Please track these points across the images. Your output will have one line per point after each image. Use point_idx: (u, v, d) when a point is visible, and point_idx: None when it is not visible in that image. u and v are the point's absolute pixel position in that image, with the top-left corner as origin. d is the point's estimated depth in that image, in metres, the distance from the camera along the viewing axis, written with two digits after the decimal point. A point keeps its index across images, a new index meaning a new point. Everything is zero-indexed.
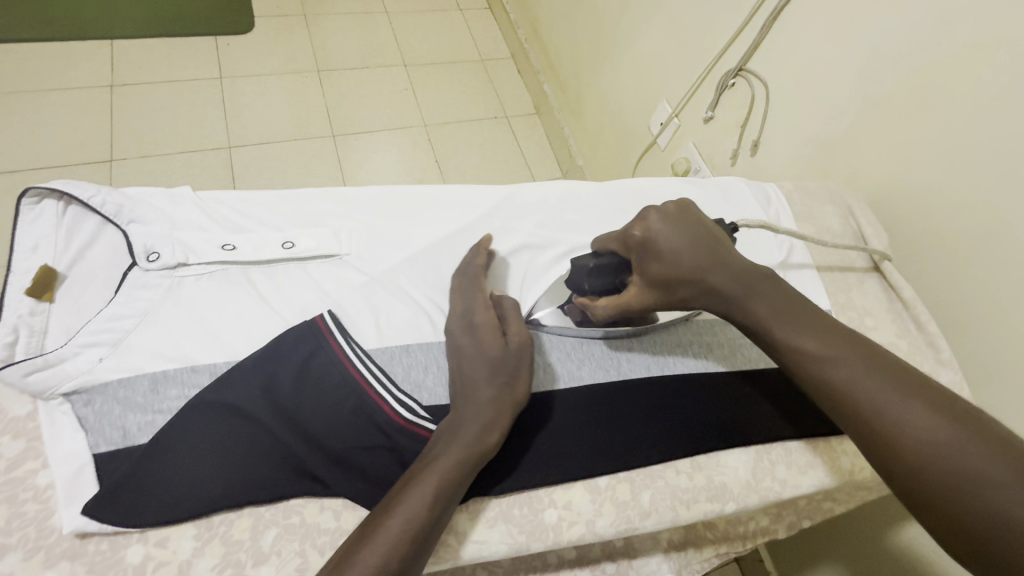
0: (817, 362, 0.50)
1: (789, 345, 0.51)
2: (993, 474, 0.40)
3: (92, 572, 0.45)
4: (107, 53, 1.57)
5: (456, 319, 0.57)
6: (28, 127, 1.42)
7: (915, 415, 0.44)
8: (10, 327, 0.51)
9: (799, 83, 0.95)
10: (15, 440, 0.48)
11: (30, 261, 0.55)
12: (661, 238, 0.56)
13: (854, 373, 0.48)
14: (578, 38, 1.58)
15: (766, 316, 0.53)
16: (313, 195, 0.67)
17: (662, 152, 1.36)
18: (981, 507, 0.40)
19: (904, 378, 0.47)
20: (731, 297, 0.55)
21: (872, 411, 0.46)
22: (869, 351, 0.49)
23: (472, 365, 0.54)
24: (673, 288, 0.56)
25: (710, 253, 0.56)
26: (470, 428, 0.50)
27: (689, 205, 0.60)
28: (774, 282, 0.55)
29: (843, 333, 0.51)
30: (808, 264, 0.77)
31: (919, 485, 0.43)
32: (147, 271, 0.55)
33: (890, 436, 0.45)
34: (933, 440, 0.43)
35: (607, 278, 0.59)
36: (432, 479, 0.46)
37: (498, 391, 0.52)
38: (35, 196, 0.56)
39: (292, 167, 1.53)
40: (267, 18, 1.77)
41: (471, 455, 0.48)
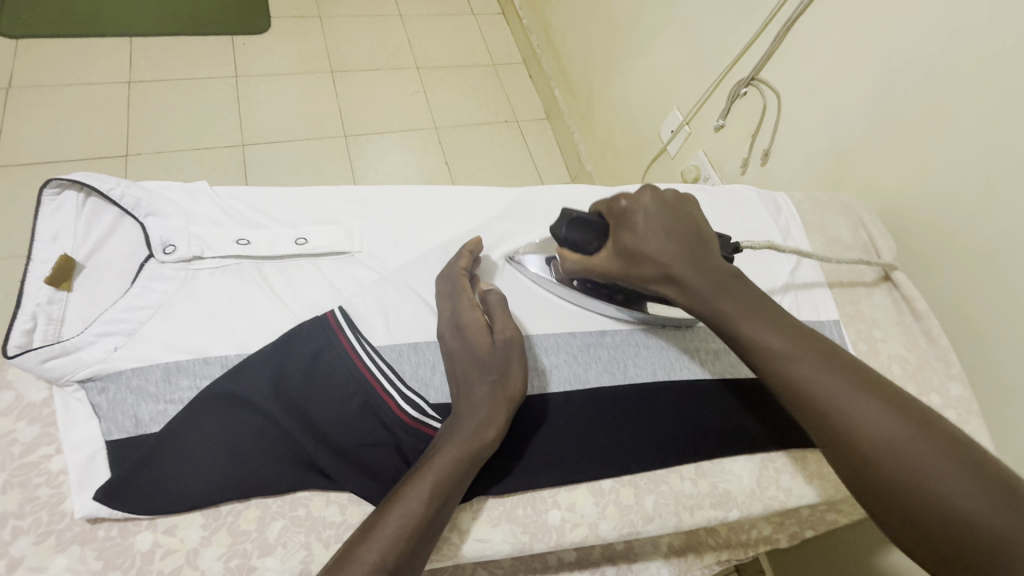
0: (780, 361, 0.50)
1: (752, 341, 0.51)
2: (948, 472, 0.42)
3: (102, 558, 0.45)
4: (125, 50, 1.59)
5: (446, 318, 0.57)
6: (45, 121, 1.44)
7: (878, 415, 0.46)
8: (29, 315, 0.52)
9: (812, 94, 0.95)
10: (31, 425, 0.49)
11: (49, 251, 0.56)
12: (640, 216, 0.56)
13: (814, 372, 0.49)
14: (590, 45, 1.59)
15: (730, 311, 0.53)
16: (326, 192, 0.67)
17: (671, 159, 1.37)
18: (936, 504, 0.42)
19: (862, 376, 0.48)
20: (699, 293, 0.54)
21: (835, 411, 0.47)
22: (829, 351, 0.50)
23: (464, 367, 0.54)
24: (639, 263, 0.56)
25: (684, 244, 0.56)
26: (464, 426, 0.50)
27: (682, 197, 0.59)
28: (741, 279, 0.55)
29: (804, 331, 0.52)
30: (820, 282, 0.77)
31: (880, 483, 0.44)
32: (163, 264, 0.56)
33: (851, 433, 0.46)
34: (894, 439, 0.44)
35: (584, 233, 0.60)
36: (428, 477, 0.46)
37: (493, 389, 0.52)
38: (57, 187, 0.58)
39: (303, 166, 1.55)
40: (282, 19, 1.79)
41: (467, 453, 0.48)
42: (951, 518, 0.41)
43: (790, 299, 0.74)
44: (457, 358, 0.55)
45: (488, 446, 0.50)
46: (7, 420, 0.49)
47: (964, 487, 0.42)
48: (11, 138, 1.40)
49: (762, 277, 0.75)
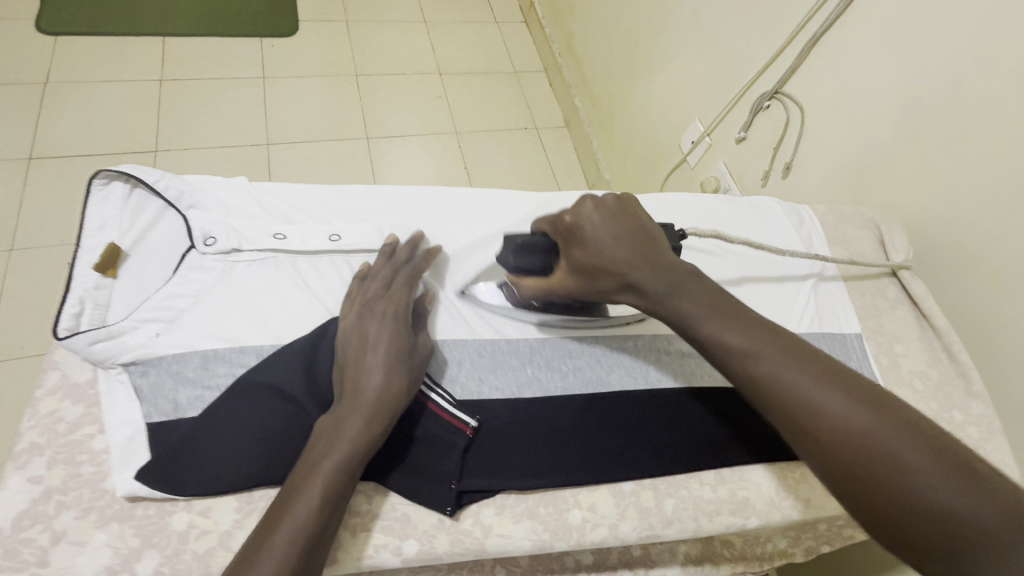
0: (741, 357, 0.48)
1: (713, 339, 0.50)
2: (916, 463, 0.42)
3: (139, 536, 0.47)
4: (158, 48, 1.64)
5: (365, 313, 0.54)
6: (81, 116, 1.49)
7: (841, 407, 0.45)
8: (77, 299, 0.54)
9: (836, 108, 0.95)
10: (76, 404, 0.51)
11: (97, 239, 0.58)
12: (587, 228, 0.55)
13: (780, 366, 0.47)
14: (612, 55, 1.61)
15: (692, 311, 0.51)
16: (359, 191, 0.69)
17: (691, 170, 1.37)
18: (905, 495, 0.42)
19: (830, 369, 0.48)
20: (654, 292, 0.52)
21: (802, 408, 0.46)
22: (795, 347, 0.49)
23: (371, 355, 0.51)
24: (597, 279, 0.55)
25: (635, 247, 0.54)
26: (356, 415, 0.48)
27: (625, 200, 0.58)
28: (697, 276, 0.54)
29: (768, 326, 0.50)
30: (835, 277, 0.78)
31: (853, 480, 0.44)
32: (204, 255, 0.58)
33: (819, 429, 0.45)
34: (861, 433, 0.44)
35: (536, 259, 0.59)
36: (324, 465, 0.45)
37: (395, 378, 0.50)
38: (104, 178, 0.59)
39: (325, 168, 1.58)
40: (310, 22, 1.84)
41: (359, 443, 0.47)
42: (924, 510, 0.41)
43: (812, 311, 0.74)
44: (365, 343, 0.52)
45: (377, 439, 0.48)
46: (54, 399, 0.51)
47: (935, 477, 0.42)
48: (47, 132, 1.45)
49: (783, 288, 0.76)
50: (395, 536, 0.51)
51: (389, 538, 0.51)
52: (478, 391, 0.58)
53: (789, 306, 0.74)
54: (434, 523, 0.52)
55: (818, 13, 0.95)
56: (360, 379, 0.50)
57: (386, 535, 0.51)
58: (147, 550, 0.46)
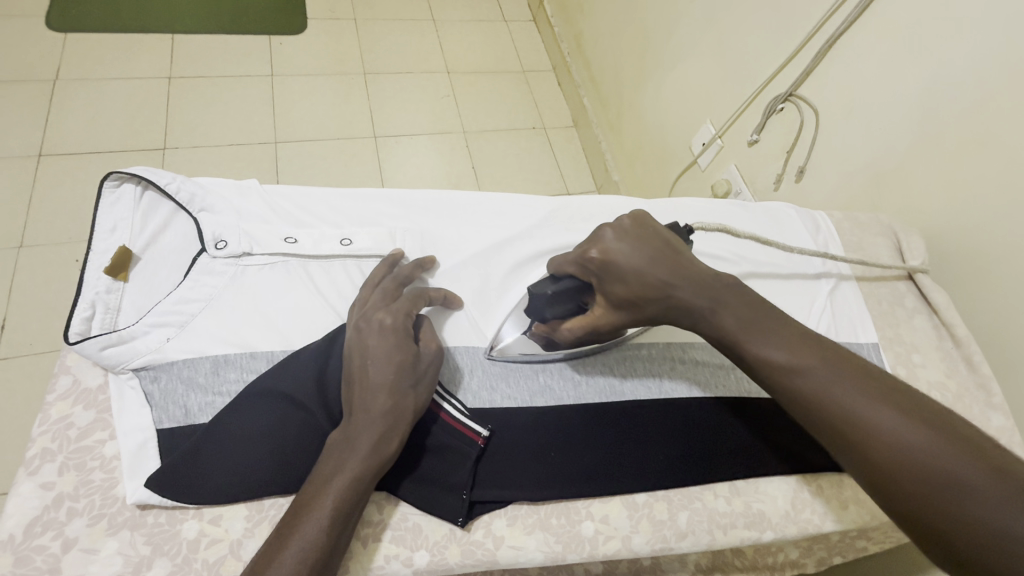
0: (786, 372, 0.48)
1: (756, 355, 0.50)
2: (970, 477, 0.40)
3: (150, 544, 0.46)
4: (167, 46, 1.64)
5: (363, 322, 0.52)
6: (89, 113, 1.49)
7: (889, 419, 0.44)
8: (89, 303, 0.54)
9: (852, 113, 0.94)
10: (87, 409, 0.51)
11: (108, 242, 0.58)
12: (620, 259, 0.54)
13: (825, 380, 0.47)
14: (622, 55, 1.60)
15: (734, 327, 0.51)
16: (371, 194, 0.69)
17: (701, 172, 1.36)
18: (960, 512, 0.40)
19: (878, 382, 0.47)
20: (696, 309, 0.52)
21: (848, 424, 0.45)
22: (841, 359, 0.48)
23: (376, 368, 0.49)
24: (642, 308, 0.54)
25: (670, 265, 0.54)
26: (368, 433, 0.47)
27: (638, 220, 0.57)
28: (736, 288, 0.53)
29: (813, 339, 0.50)
30: (849, 277, 0.78)
31: (903, 496, 0.43)
32: (214, 259, 0.58)
33: (866, 445, 0.44)
34: (912, 447, 0.43)
35: (568, 305, 0.58)
36: (335, 484, 0.45)
37: (403, 393, 0.49)
38: (116, 180, 0.59)
39: (332, 166, 1.57)
40: (319, 20, 1.83)
41: (371, 460, 0.46)
42: (981, 528, 0.39)
43: (829, 319, 0.73)
44: (367, 356, 0.50)
45: (389, 458, 0.47)
46: (65, 405, 0.51)
47: (987, 491, 0.40)
48: (57, 129, 1.45)
49: (798, 295, 0.74)
50: (406, 546, 0.50)
51: (400, 549, 0.50)
52: (490, 400, 0.57)
53: (806, 313, 0.73)
54: (446, 533, 0.51)
55: (834, 15, 0.94)
56: (369, 396, 0.48)
57: (397, 545, 0.50)
58: (157, 558, 0.46)
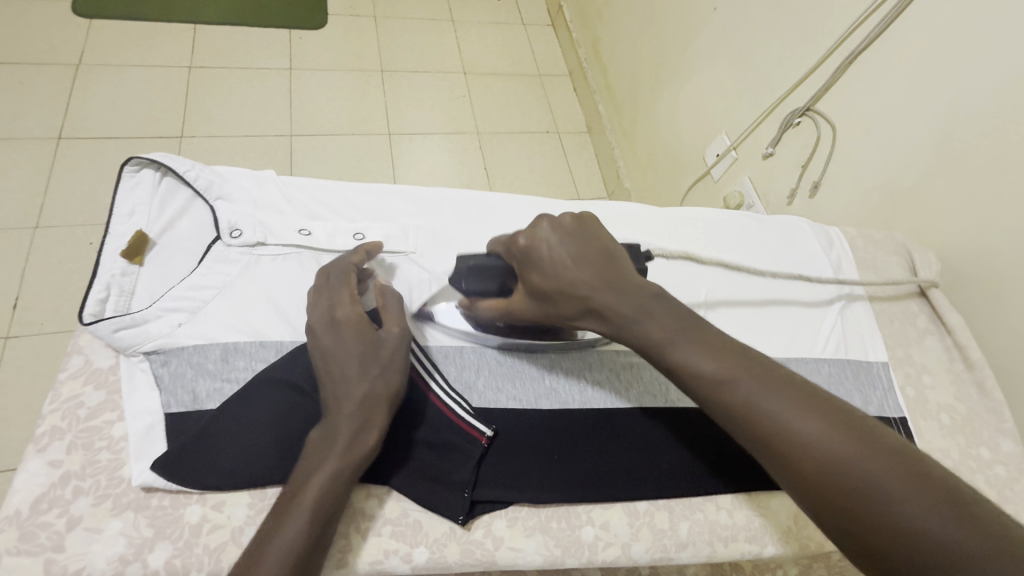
0: (714, 385, 0.46)
1: (684, 364, 0.47)
2: (901, 491, 0.38)
3: (152, 526, 0.46)
4: (189, 36, 1.66)
5: (318, 321, 0.52)
6: (109, 98, 1.51)
7: (822, 432, 0.41)
8: (104, 284, 0.54)
9: (868, 130, 0.94)
10: (98, 389, 0.51)
11: (126, 226, 0.59)
12: (544, 249, 0.53)
13: (755, 393, 0.44)
14: (638, 62, 1.60)
15: (660, 336, 0.48)
16: (385, 191, 0.70)
17: (714, 183, 1.35)
18: (903, 531, 0.37)
19: (807, 393, 0.44)
20: (622, 317, 0.50)
21: (780, 439, 0.42)
22: (769, 370, 0.46)
23: (342, 363, 0.50)
24: (554, 302, 0.53)
25: (597, 268, 0.52)
26: (343, 434, 0.47)
27: (583, 220, 0.55)
28: (663, 297, 0.51)
29: (742, 350, 0.47)
30: (861, 295, 0.77)
31: (840, 513, 0.39)
32: (229, 247, 0.59)
33: (799, 460, 0.41)
34: (845, 461, 0.40)
35: (489, 283, 0.58)
36: (314, 485, 0.44)
37: (374, 387, 0.49)
38: (137, 165, 0.61)
39: (346, 160, 1.58)
40: (339, 16, 1.84)
41: (350, 462, 0.46)
42: (919, 543, 0.36)
43: (839, 336, 0.72)
44: (334, 353, 0.50)
45: (368, 455, 0.47)
46: (76, 384, 0.51)
47: (920, 503, 0.37)
48: (77, 113, 1.47)
49: (807, 308, 0.74)
50: (406, 542, 0.50)
51: (399, 545, 0.50)
52: (495, 400, 0.58)
53: (814, 331, 0.72)
54: (446, 531, 0.51)
55: (856, 32, 0.94)
56: (340, 389, 0.49)
57: (396, 541, 0.50)
58: (158, 540, 0.46)
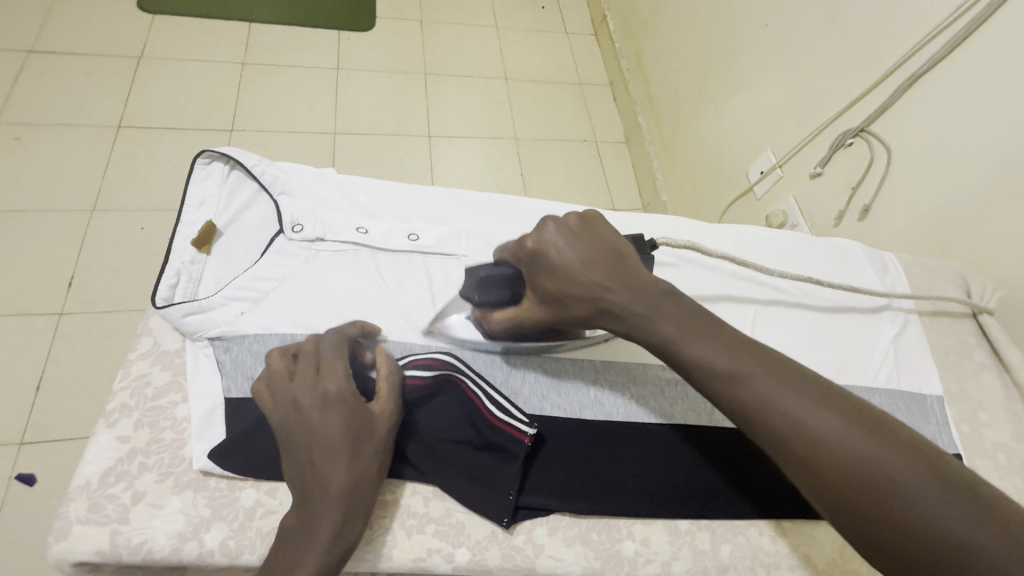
0: (726, 382, 0.45)
1: (696, 360, 0.46)
2: (915, 483, 0.39)
3: (210, 506, 0.48)
4: (245, 34, 1.72)
5: (300, 396, 0.48)
6: (168, 89, 1.58)
7: (835, 427, 0.42)
8: (175, 271, 0.57)
9: (927, 155, 0.91)
10: (164, 370, 0.53)
11: (196, 216, 0.62)
12: (552, 252, 0.53)
13: (768, 389, 0.44)
14: (682, 75, 1.59)
15: (672, 332, 0.48)
16: (439, 194, 0.71)
17: (756, 201, 1.33)
18: (917, 524, 0.38)
19: (816, 388, 0.44)
20: (634, 316, 0.50)
21: (794, 435, 0.42)
22: (780, 365, 0.45)
23: (329, 438, 0.47)
24: (566, 304, 0.52)
25: (607, 269, 0.52)
26: (333, 513, 0.44)
27: (588, 220, 0.55)
28: (674, 295, 0.51)
29: (751, 345, 0.47)
30: (913, 316, 0.76)
31: (858, 511, 0.40)
32: (290, 241, 0.61)
33: (815, 459, 0.41)
34: (861, 456, 0.40)
35: (500, 292, 0.57)
36: (306, 564, 0.42)
37: (363, 464, 0.47)
38: (207, 159, 0.64)
39: (387, 160, 1.62)
40: (387, 19, 1.89)
41: (340, 542, 0.44)
42: (933, 534, 0.37)
43: (891, 364, 0.70)
44: (317, 432, 0.47)
45: (356, 534, 0.45)
46: (145, 364, 0.53)
47: (932, 496, 0.38)
48: (137, 102, 1.54)
49: (858, 334, 0.73)
50: (448, 542, 0.50)
51: (442, 544, 0.50)
52: (540, 408, 0.58)
53: (864, 359, 0.71)
54: (487, 534, 0.51)
55: (917, 53, 0.91)
56: (323, 474, 0.46)
57: (440, 540, 0.51)
58: (215, 521, 0.47)
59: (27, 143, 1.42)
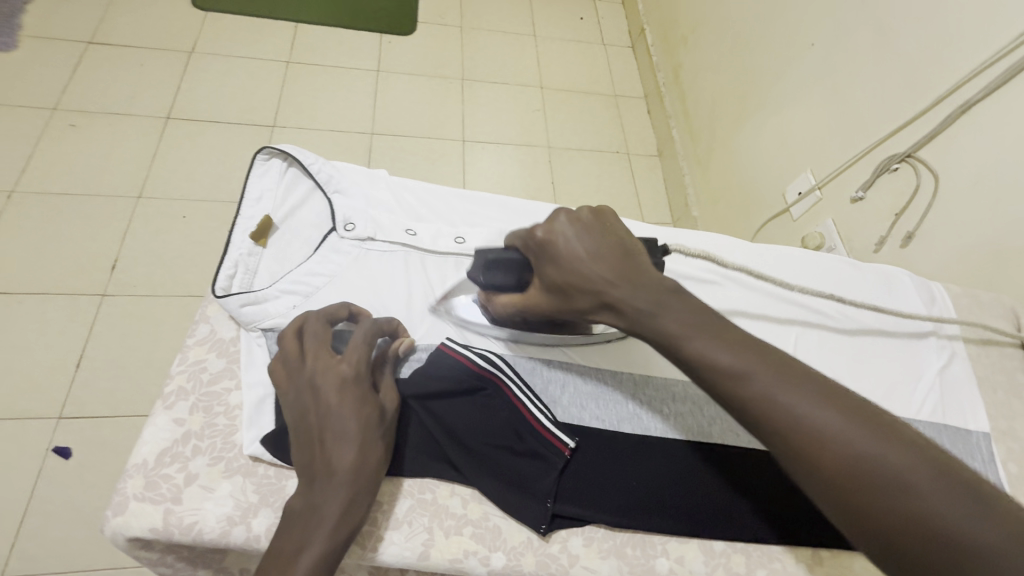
0: (727, 377, 0.42)
1: (698, 356, 0.44)
2: (931, 490, 0.36)
3: (258, 493, 0.49)
4: (291, 33, 1.77)
5: (317, 376, 0.49)
6: (215, 84, 1.63)
7: (843, 427, 0.39)
8: (233, 263, 0.59)
9: (978, 185, 0.89)
10: (219, 357, 0.55)
11: (254, 209, 0.64)
12: (560, 243, 0.52)
13: (774, 386, 0.41)
14: (721, 91, 1.58)
15: (675, 330, 0.46)
16: (485, 200, 0.73)
17: (793, 222, 1.31)
18: (933, 532, 0.35)
19: (827, 388, 0.42)
20: (636, 312, 0.47)
21: (802, 435, 0.40)
22: (787, 364, 0.43)
23: (341, 420, 0.48)
24: (571, 297, 0.52)
25: (614, 264, 0.50)
26: (340, 493, 0.45)
27: (601, 213, 0.54)
28: (681, 293, 0.48)
29: (757, 343, 0.44)
30: (961, 350, 0.74)
31: (869, 517, 0.37)
32: (343, 239, 0.63)
33: (823, 461, 0.39)
34: (870, 458, 0.38)
35: (505, 277, 0.57)
36: (313, 540, 0.43)
37: (370, 448, 0.48)
38: (267, 155, 0.67)
39: (421, 162, 1.64)
40: (428, 24, 1.92)
41: (344, 521, 0.44)
42: (951, 543, 0.35)
43: (936, 398, 0.69)
44: (330, 412, 0.48)
45: (357, 516, 0.45)
46: (201, 350, 0.55)
47: (948, 502, 0.36)
48: (185, 95, 1.59)
49: (903, 365, 0.71)
50: (485, 545, 0.51)
51: (479, 546, 0.51)
52: (578, 417, 0.58)
53: (908, 390, 0.69)
54: (524, 540, 0.52)
55: (972, 81, 0.89)
56: (332, 453, 0.46)
57: (477, 542, 0.51)
58: (262, 507, 0.49)
59: (81, 129, 1.48)
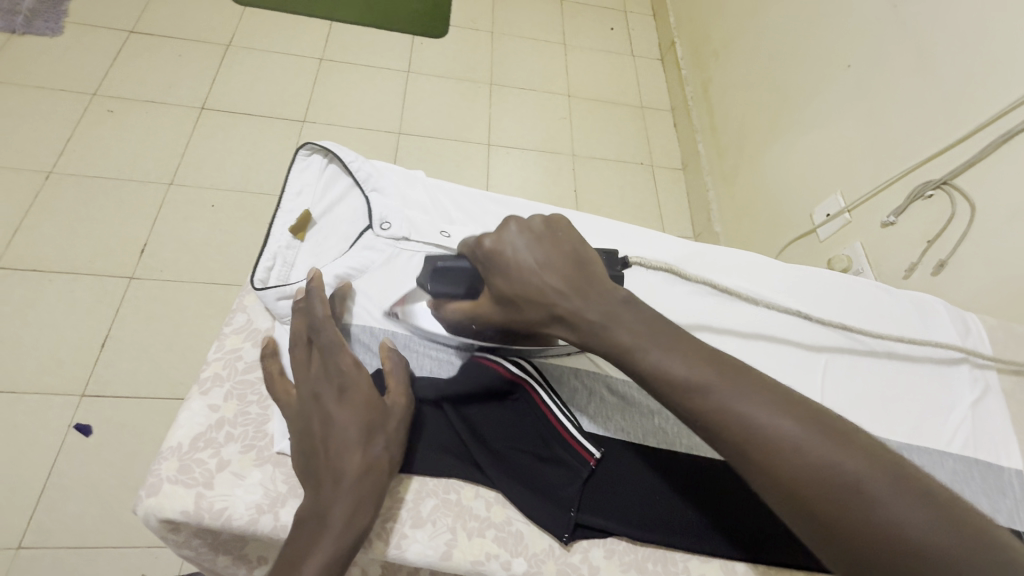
0: (685, 392, 0.42)
1: (655, 368, 0.44)
2: (884, 493, 0.37)
3: (287, 483, 0.50)
4: (326, 31, 1.80)
5: (319, 384, 0.50)
6: (249, 78, 1.66)
7: (799, 437, 0.40)
8: (272, 255, 0.61)
9: (1017, 217, 0.87)
10: (254, 347, 0.57)
11: (294, 204, 0.66)
12: (508, 253, 0.51)
13: (729, 399, 0.41)
14: (751, 108, 1.57)
15: (629, 341, 0.45)
16: (519, 205, 0.73)
17: (819, 243, 1.30)
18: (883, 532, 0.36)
19: (781, 398, 0.42)
20: (590, 324, 0.47)
21: (758, 447, 0.40)
22: (741, 374, 0.43)
23: (343, 427, 0.48)
24: (521, 309, 0.50)
25: (566, 273, 0.49)
26: (347, 495, 0.46)
27: (553, 222, 0.53)
28: (633, 304, 0.48)
29: (712, 353, 0.45)
30: (995, 385, 0.72)
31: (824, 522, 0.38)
32: (378, 237, 0.63)
33: (779, 471, 0.39)
34: (825, 466, 0.38)
35: (454, 286, 0.56)
36: (323, 538, 0.44)
37: (374, 453, 0.48)
38: (308, 151, 0.69)
39: (445, 164, 1.65)
40: (459, 28, 1.94)
41: (351, 521, 0.45)
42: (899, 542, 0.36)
43: (967, 431, 0.67)
44: (331, 419, 0.48)
45: (365, 518, 0.46)
46: (237, 339, 0.57)
47: (898, 503, 0.37)
48: (220, 87, 1.63)
49: (933, 395, 0.70)
50: (507, 550, 0.51)
51: (501, 550, 0.51)
52: (602, 427, 0.58)
53: (938, 421, 0.68)
54: (545, 548, 0.52)
55: (1014, 111, 0.88)
56: (337, 459, 0.47)
57: (499, 546, 0.51)
58: (290, 497, 0.49)
59: (118, 115, 1.52)
